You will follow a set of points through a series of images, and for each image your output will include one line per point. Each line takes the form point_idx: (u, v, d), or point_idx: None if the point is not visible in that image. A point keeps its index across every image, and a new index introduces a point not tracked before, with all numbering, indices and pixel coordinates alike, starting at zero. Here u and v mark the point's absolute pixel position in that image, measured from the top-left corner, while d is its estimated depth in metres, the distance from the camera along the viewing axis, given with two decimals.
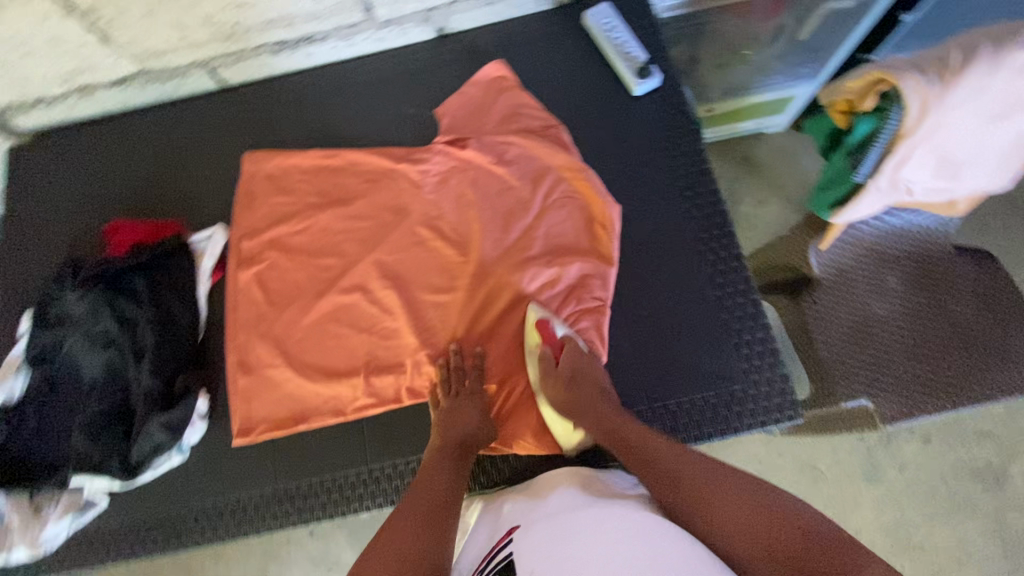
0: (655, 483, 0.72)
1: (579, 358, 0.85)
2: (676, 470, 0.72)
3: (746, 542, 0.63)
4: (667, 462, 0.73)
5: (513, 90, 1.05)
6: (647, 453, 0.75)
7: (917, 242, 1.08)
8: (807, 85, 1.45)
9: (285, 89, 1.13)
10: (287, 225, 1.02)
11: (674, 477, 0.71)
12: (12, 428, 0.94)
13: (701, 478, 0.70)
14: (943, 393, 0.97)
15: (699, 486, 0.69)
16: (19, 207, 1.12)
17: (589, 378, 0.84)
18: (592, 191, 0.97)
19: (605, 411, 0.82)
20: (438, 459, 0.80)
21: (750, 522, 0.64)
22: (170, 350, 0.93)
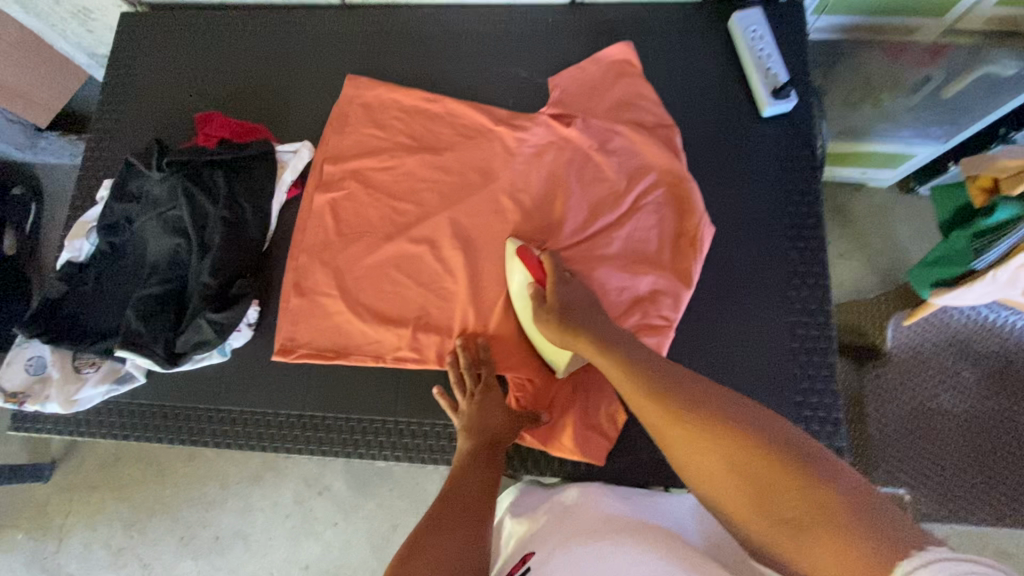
0: (645, 394, 0.62)
1: (566, 288, 0.80)
2: (664, 384, 0.61)
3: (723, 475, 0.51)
4: (658, 382, 0.62)
5: (635, 78, 0.98)
6: (639, 375, 0.64)
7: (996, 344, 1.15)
8: (930, 147, 1.27)
9: (402, 21, 1.09)
10: (373, 159, 1.00)
11: (669, 393, 0.60)
12: (73, 287, 0.97)
13: (690, 403, 0.57)
14: (975, 494, 1.10)
15: (686, 413, 0.56)
16: (120, 74, 1.12)
17: (578, 306, 0.78)
18: (690, 204, 0.91)
19: (602, 331, 0.74)
20: (468, 448, 0.80)
21: (735, 456, 0.51)
22: (234, 253, 0.93)
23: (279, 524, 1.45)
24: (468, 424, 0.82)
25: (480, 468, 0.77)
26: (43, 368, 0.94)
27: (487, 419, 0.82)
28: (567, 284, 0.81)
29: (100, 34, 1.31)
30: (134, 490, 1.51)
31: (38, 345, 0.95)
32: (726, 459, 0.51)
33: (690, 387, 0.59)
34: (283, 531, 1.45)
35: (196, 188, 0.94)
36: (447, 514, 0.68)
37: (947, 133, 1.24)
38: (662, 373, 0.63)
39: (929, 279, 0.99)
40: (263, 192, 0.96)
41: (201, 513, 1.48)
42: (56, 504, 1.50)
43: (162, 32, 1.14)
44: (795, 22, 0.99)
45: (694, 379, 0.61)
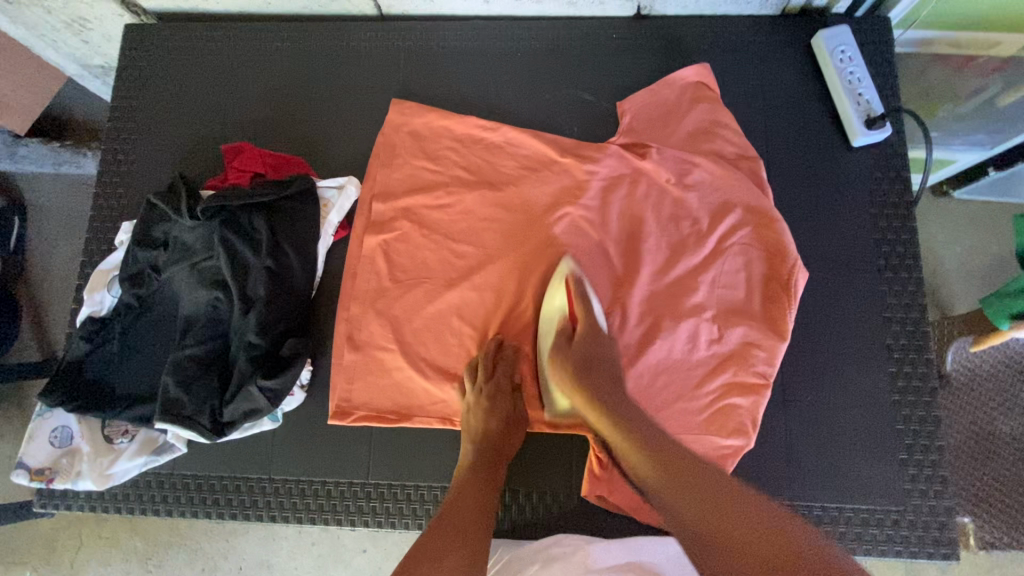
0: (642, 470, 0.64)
1: (592, 343, 0.75)
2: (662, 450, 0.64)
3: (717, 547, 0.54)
4: (664, 452, 0.64)
5: (713, 102, 0.90)
6: (643, 444, 0.65)
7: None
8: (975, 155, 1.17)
9: (450, 35, 1.00)
10: (426, 196, 0.91)
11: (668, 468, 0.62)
12: (96, 346, 0.87)
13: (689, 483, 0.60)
14: None
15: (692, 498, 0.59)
16: (131, 95, 1.00)
17: (605, 358, 0.75)
18: (781, 245, 0.84)
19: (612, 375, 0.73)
20: (472, 459, 0.78)
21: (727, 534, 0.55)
22: (281, 308, 0.84)
23: (305, 552, 1.32)
24: (477, 431, 0.79)
25: (478, 486, 0.75)
26: (69, 439, 0.85)
27: (499, 435, 0.79)
28: (599, 342, 0.75)
29: (96, 44, 1.17)
30: (148, 521, 1.37)
31: (62, 413, 0.85)
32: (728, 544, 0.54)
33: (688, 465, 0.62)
34: (310, 560, 1.32)
35: (234, 236, 0.84)
36: (455, 543, 0.68)
37: (992, 141, 1.14)
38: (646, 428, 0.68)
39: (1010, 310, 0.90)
40: (308, 238, 0.87)
41: (222, 543, 1.34)
42: (63, 540, 1.36)
43: (175, 48, 1.02)
44: (884, 39, 0.92)
45: (687, 454, 0.64)
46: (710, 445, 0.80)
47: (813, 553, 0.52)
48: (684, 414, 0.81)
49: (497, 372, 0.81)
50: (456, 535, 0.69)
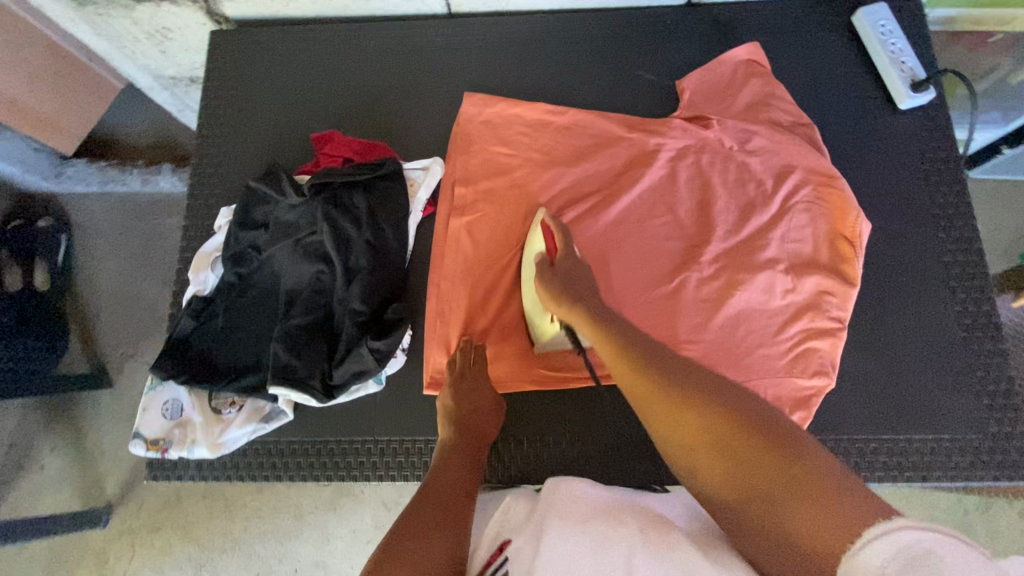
0: (651, 417, 0.61)
1: (572, 260, 0.80)
2: (675, 404, 0.59)
3: (709, 449, 0.54)
4: (631, 348, 0.67)
5: (765, 77, 0.98)
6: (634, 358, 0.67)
7: None
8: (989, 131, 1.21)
9: (515, 29, 1.08)
10: (505, 174, 0.98)
11: (650, 388, 0.62)
12: (202, 323, 0.92)
13: (684, 397, 0.59)
14: None
15: (680, 412, 0.58)
16: (219, 95, 1.07)
17: (580, 271, 0.79)
18: (843, 203, 0.91)
19: (599, 323, 0.72)
20: (453, 433, 0.81)
21: (753, 446, 0.51)
22: (382, 277, 0.90)
23: (363, 551, 1.31)
24: (452, 409, 0.83)
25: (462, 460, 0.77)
26: (179, 412, 0.88)
27: (470, 407, 0.84)
28: (577, 261, 0.80)
29: (172, 53, 1.22)
30: (201, 526, 1.34)
31: (173, 387, 0.90)
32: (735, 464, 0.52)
33: (668, 373, 0.62)
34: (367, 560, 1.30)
35: (337, 212, 0.90)
36: (430, 497, 0.69)
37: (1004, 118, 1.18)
38: (661, 364, 0.63)
39: None
40: (402, 213, 0.93)
41: (276, 547, 1.32)
42: (115, 549, 1.33)
43: (258, 50, 1.10)
44: (916, 16, 1.01)
45: (703, 375, 0.60)
46: (793, 386, 0.85)
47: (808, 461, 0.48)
48: (765, 359, 0.86)
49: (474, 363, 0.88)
50: (432, 492, 0.70)
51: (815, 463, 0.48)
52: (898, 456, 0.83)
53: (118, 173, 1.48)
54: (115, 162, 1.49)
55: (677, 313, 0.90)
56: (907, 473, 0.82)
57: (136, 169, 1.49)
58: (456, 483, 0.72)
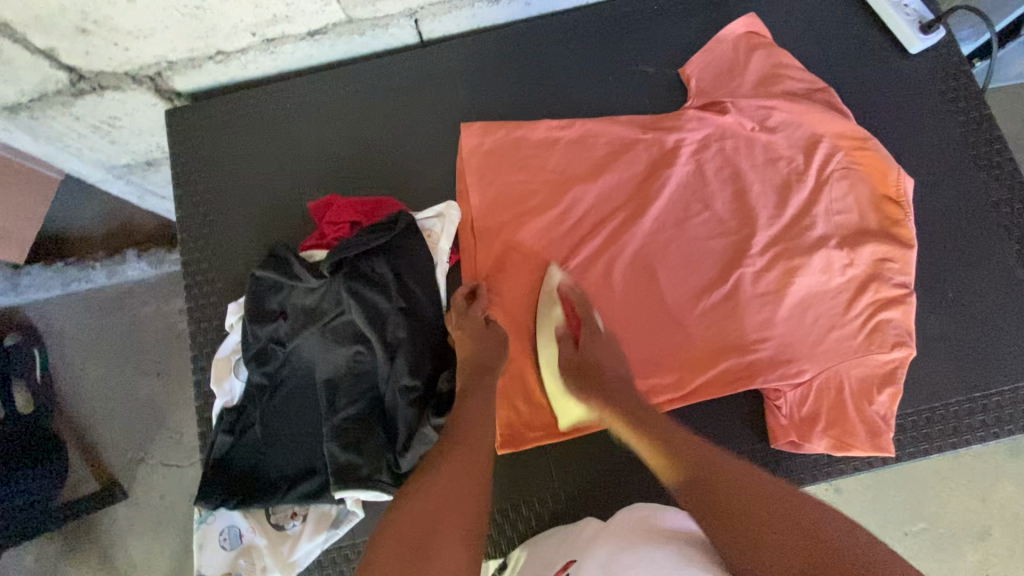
0: (715, 516, 0.58)
1: (594, 345, 0.81)
2: (743, 505, 0.58)
3: (787, 549, 0.53)
4: (676, 444, 0.67)
5: (770, 47, 0.93)
6: (687, 449, 0.66)
7: None
8: None
9: (496, 43, 0.99)
10: (525, 204, 0.91)
11: (718, 493, 0.60)
12: (238, 436, 0.83)
13: (755, 493, 0.59)
14: None
15: (744, 512, 0.57)
16: (192, 179, 0.97)
17: (601, 351, 0.80)
18: (880, 162, 0.88)
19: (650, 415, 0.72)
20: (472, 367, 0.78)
21: (834, 562, 0.52)
22: (425, 346, 0.83)
23: None
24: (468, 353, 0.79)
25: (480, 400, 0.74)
26: (240, 538, 0.80)
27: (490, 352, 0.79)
28: (597, 342, 0.81)
29: (123, 141, 1.09)
30: None
31: (226, 513, 0.81)
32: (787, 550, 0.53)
33: (736, 470, 0.62)
34: None
35: (361, 285, 0.82)
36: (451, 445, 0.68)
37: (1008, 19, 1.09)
38: (703, 453, 0.65)
39: None
40: (429, 269, 0.86)
41: None
42: None
43: (222, 121, 0.99)
44: None
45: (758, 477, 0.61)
46: (876, 363, 0.81)
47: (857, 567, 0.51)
48: (841, 342, 0.82)
49: (489, 337, 0.81)
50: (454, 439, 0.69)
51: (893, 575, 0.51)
52: (994, 412, 0.81)
53: (79, 271, 1.35)
54: (75, 259, 1.36)
55: (741, 313, 0.85)
56: (1006, 428, 0.80)
57: (98, 263, 1.36)
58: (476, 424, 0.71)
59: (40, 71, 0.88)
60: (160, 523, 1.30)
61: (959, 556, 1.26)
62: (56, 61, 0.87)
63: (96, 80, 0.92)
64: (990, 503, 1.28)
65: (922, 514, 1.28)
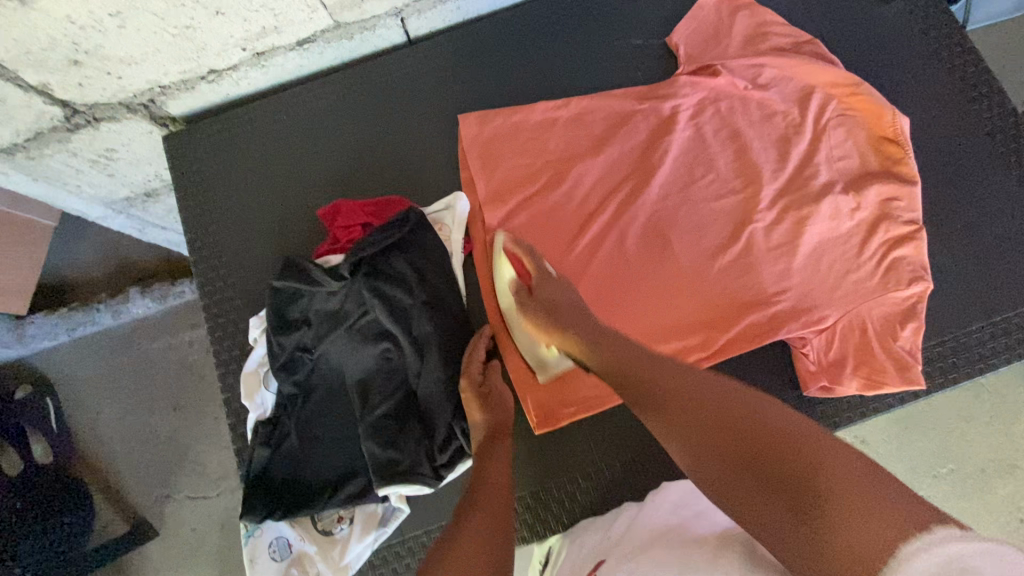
0: (671, 418, 0.60)
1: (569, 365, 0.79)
2: (699, 408, 0.58)
3: (725, 456, 0.53)
4: (640, 370, 0.67)
5: (752, 7, 0.95)
6: (658, 378, 0.65)
7: None
8: None
9: (482, 33, 1.00)
10: (531, 187, 0.91)
11: (676, 400, 0.60)
12: (274, 447, 0.83)
13: (704, 406, 0.58)
14: None
15: (696, 416, 0.57)
16: (197, 200, 0.97)
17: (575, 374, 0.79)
18: (873, 105, 0.89)
19: (611, 380, 0.71)
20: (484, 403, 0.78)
21: (776, 458, 0.49)
22: (451, 336, 0.84)
23: None
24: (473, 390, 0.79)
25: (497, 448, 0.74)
26: (289, 548, 0.80)
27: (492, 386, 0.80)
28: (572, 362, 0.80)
29: (122, 173, 1.09)
30: None
31: (274, 525, 0.81)
32: (737, 452, 0.52)
33: (688, 388, 0.61)
34: None
35: (383, 283, 0.83)
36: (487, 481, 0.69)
37: None
38: (667, 377, 0.64)
39: None
40: (446, 261, 0.87)
41: None
42: None
43: (220, 141, 0.99)
44: None
45: (716, 388, 0.59)
46: (894, 300, 0.83)
47: (824, 464, 0.47)
48: (859, 284, 0.84)
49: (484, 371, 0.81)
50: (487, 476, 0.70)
51: (834, 468, 0.47)
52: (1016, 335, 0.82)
53: (85, 315, 1.35)
54: (77, 304, 1.35)
55: (757, 268, 0.86)
56: None
57: (103, 304, 1.35)
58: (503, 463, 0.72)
59: (33, 109, 0.88)
60: (196, 554, 1.29)
61: (992, 492, 1.27)
62: (49, 96, 0.87)
63: (89, 112, 0.93)
64: (1014, 436, 1.29)
65: (950, 456, 1.29)
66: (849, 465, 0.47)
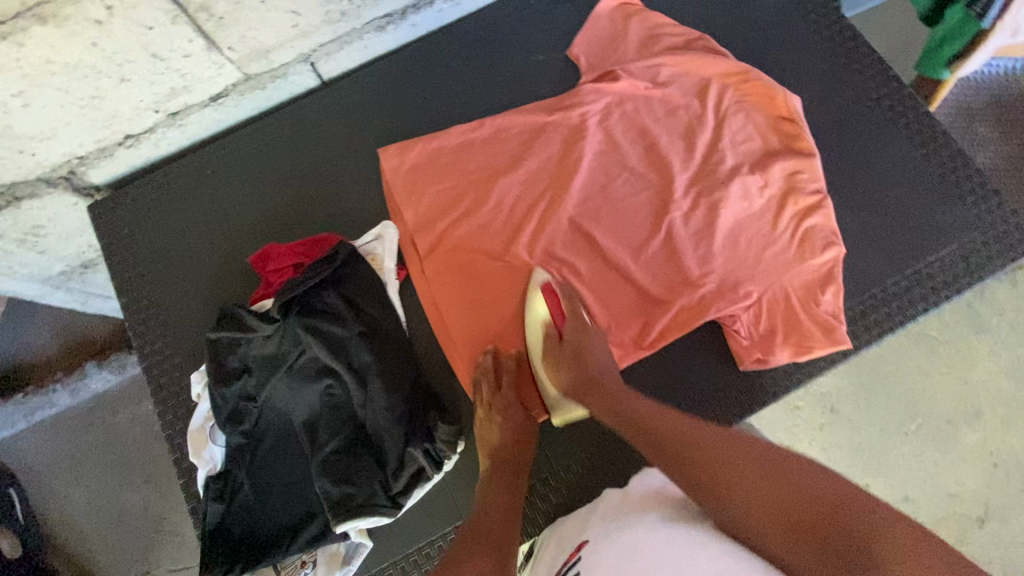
0: (689, 467, 0.62)
1: (581, 342, 0.81)
2: (718, 462, 0.61)
3: (778, 509, 0.55)
4: (658, 419, 0.70)
5: (642, 13, 1.01)
6: (670, 428, 0.68)
7: (984, 92, 1.20)
8: None
9: (392, 69, 1.04)
10: (457, 208, 0.93)
11: (693, 451, 0.63)
12: (228, 502, 0.82)
13: (744, 466, 0.60)
14: None
15: (717, 464, 0.61)
16: (129, 265, 0.97)
17: (590, 357, 0.80)
18: (765, 89, 0.94)
19: (635, 412, 0.72)
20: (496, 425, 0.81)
21: (820, 510, 0.54)
22: (393, 363, 0.84)
23: None
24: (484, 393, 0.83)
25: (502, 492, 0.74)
26: None
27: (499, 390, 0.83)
28: (590, 347, 0.81)
29: (53, 248, 1.09)
30: None
31: None
32: (775, 506, 0.55)
33: (725, 445, 0.63)
34: None
35: (316, 319, 0.84)
36: (481, 524, 0.70)
37: None
38: (685, 431, 0.66)
39: (943, 60, 1.04)
40: (379, 291, 0.88)
41: None
42: None
43: (148, 203, 1.00)
44: None
45: (731, 439, 0.64)
46: (813, 268, 0.86)
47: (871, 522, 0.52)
48: (778, 258, 0.87)
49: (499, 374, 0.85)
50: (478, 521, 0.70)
51: (890, 535, 0.50)
52: (931, 284, 0.86)
53: (41, 397, 1.32)
54: (34, 387, 1.33)
55: (680, 256, 0.89)
56: (942, 294, 0.86)
57: (60, 384, 1.33)
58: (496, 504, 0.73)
59: None
60: None
61: (961, 441, 1.31)
62: None
63: (9, 192, 0.92)
64: (971, 382, 1.34)
65: (917, 411, 1.33)
66: (911, 536, 0.50)
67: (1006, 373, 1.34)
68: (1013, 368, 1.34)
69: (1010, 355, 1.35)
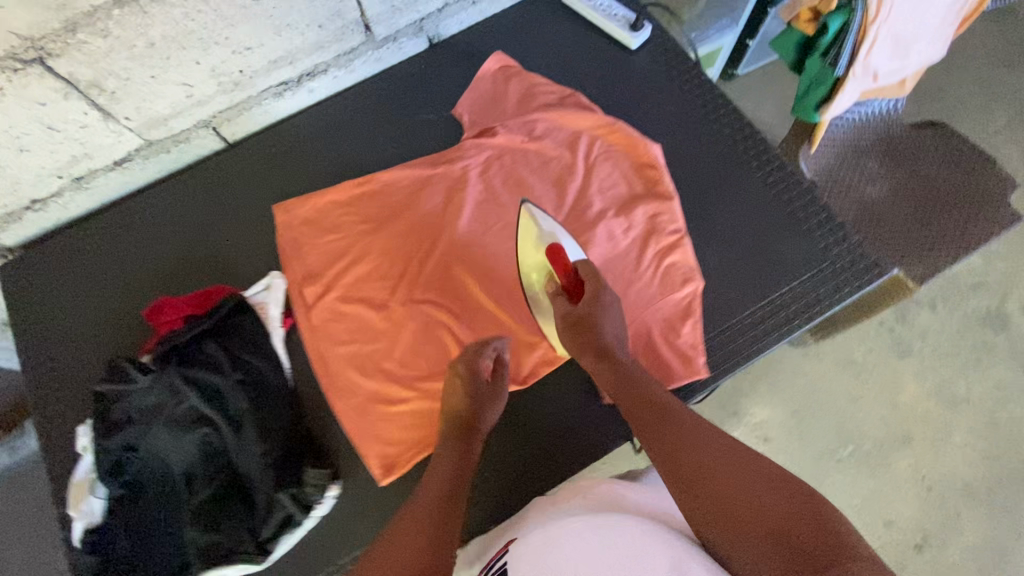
0: (669, 459, 0.64)
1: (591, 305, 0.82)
2: (699, 457, 0.62)
3: (744, 514, 0.55)
4: (655, 411, 0.72)
5: (520, 74, 1.09)
6: (666, 418, 0.70)
7: (879, 127, 1.17)
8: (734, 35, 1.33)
9: (293, 132, 1.11)
10: (343, 257, 0.98)
11: (685, 442, 0.65)
12: (103, 556, 0.82)
13: (724, 468, 0.60)
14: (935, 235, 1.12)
15: (700, 455, 0.62)
16: (31, 323, 1.01)
17: (600, 322, 0.81)
18: (629, 139, 1.02)
19: (644, 398, 0.74)
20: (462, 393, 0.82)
21: (786, 522, 0.53)
22: (271, 412, 0.89)
23: None
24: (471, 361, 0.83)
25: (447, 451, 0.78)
26: None
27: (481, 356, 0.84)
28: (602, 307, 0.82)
29: None
30: None
31: None
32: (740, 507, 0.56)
33: (714, 443, 0.64)
34: None
35: (196, 370, 0.87)
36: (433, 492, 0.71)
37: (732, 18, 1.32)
38: (686, 426, 0.68)
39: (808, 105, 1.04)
40: (263, 340, 0.93)
41: None
42: None
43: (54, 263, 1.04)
44: None
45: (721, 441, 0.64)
46: (673, 303, 0.92)
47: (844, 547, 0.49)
48: (641, 294, 0.92)
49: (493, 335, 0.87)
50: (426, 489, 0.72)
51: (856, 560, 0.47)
52: (782, 313, 0.92)
53: None
54: None
55: None
56: (794, 322, 0.92)
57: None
58: (442, 479, 0.74)
59: None
60: None
61: (891, 465, 1.32)
62: None
63: None
64: (898, 405, 1.36)
65: (846, 437, 1.34)
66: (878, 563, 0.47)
67: (925, 394, 1.37)
68: (932, 389, 1.37)
69: (929, 376, 1.37)
